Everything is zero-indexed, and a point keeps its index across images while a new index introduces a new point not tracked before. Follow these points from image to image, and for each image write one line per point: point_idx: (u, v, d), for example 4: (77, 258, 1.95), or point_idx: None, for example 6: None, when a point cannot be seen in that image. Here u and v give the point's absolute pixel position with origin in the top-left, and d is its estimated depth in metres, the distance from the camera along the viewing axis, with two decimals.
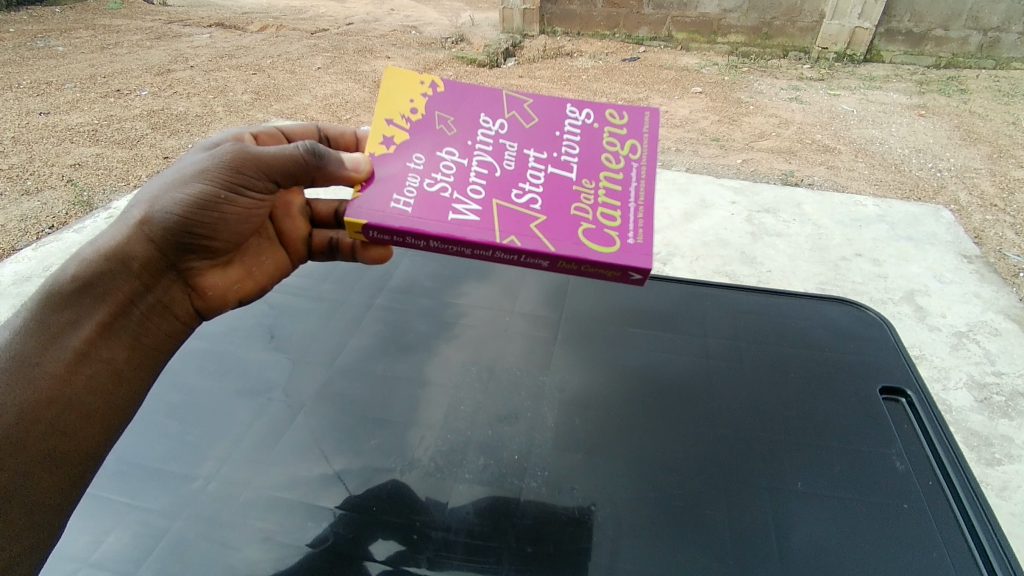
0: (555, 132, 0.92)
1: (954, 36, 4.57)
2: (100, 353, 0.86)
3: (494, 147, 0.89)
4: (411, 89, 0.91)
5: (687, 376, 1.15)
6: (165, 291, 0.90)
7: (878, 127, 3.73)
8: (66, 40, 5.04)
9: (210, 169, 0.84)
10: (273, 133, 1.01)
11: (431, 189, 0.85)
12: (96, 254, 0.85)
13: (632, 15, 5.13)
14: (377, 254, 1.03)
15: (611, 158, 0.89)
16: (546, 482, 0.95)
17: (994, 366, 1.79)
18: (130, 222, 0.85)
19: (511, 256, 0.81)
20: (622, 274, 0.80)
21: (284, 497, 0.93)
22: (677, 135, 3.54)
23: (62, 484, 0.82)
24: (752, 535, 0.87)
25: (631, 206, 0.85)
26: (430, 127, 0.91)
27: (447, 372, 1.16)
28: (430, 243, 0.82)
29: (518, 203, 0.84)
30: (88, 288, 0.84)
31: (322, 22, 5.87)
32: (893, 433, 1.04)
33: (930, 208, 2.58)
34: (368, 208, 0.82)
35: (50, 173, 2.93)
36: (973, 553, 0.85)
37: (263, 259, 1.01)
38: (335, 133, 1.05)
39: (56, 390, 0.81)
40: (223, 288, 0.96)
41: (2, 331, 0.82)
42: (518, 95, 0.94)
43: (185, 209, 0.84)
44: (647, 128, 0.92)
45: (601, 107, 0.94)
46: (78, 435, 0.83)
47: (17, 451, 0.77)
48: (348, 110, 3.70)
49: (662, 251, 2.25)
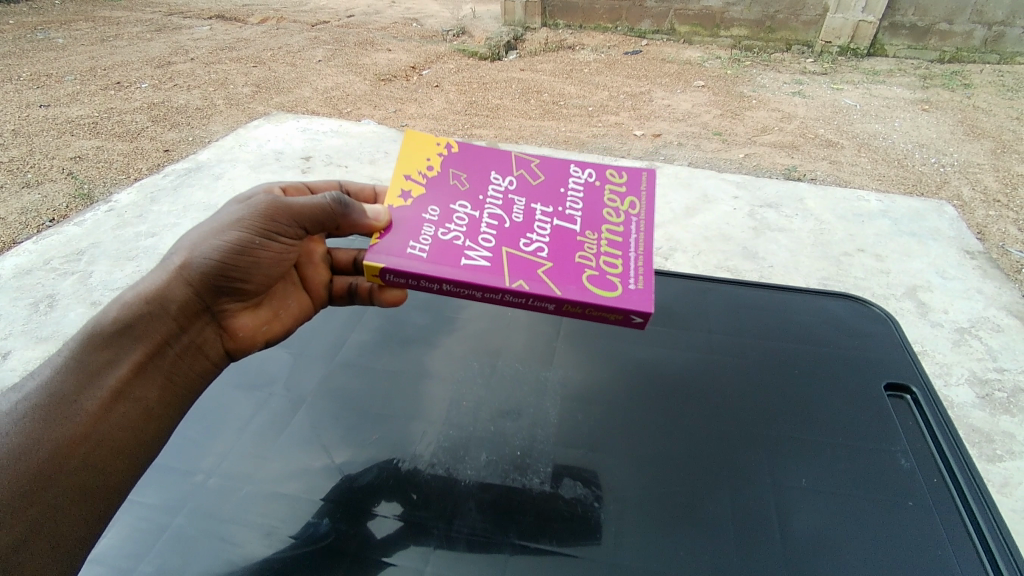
0: (559, 188, 0.92)
1: (959, 30, 4.52)
2: (134, 392, 0.83)
3: (503, 201, 0.89)
4: (428, 149, 0.93)
5: (687, 369, 1.15)
6: (199, 333, 0.89)
7: (881, 121, 3.71)
8: (66, 32, 5.02)
9: (246, 218, 0.85)
10: (300, 187, 1.00)
11: (446, 238, 0.85)
12: (137, 297, 0.85)
13: (634, 7, 5.09)
14: (395, 295, 1.00)
15: (612, 213, 0.89)
16: (548, 476, 0.95)
17: (996, 363, 1.78)
18: (168, 267, 0.85)
19: (521, 300, 0.80)
20: (624, 317, 0.79)
21: (284, 492, 0.93)
22: (679, 130, 3.53)
23: (90, 516, 0.78)
24: (755, 527, 0.87)
25: (632, 255, 0.84)
26: (443, 184, 0.91)
27: (448, 365, 1.16)
28: (443, 287, 0.81)
29: (526, 250, 0.83)
30: (127, 330, 0.83)
31: (323, 15, 5.83)
32: (898, 430, 1.03)
33: (933, 203, 2.57)
34: (387, 254, 0.82)
35: (50, 166, 2.92)
36: (979, 552, 0.84)
37: (289, 302, 0.98)
38: (355, 189, 1.03)
39: (90, 427, 0.78)
40: (253, 329, 0.94)
41: (44, 370, 0.81)
42: (526, 156, 0.95)
43: (222, 255, 0.84)
44: (645, 188, 0.92)
45: (602, 167, 0.95)
46: (109, 470, 0.80)
47: (48, 484, 0.74)
48: (349, 103, 3.68)
49: (664, 246, 2.25)
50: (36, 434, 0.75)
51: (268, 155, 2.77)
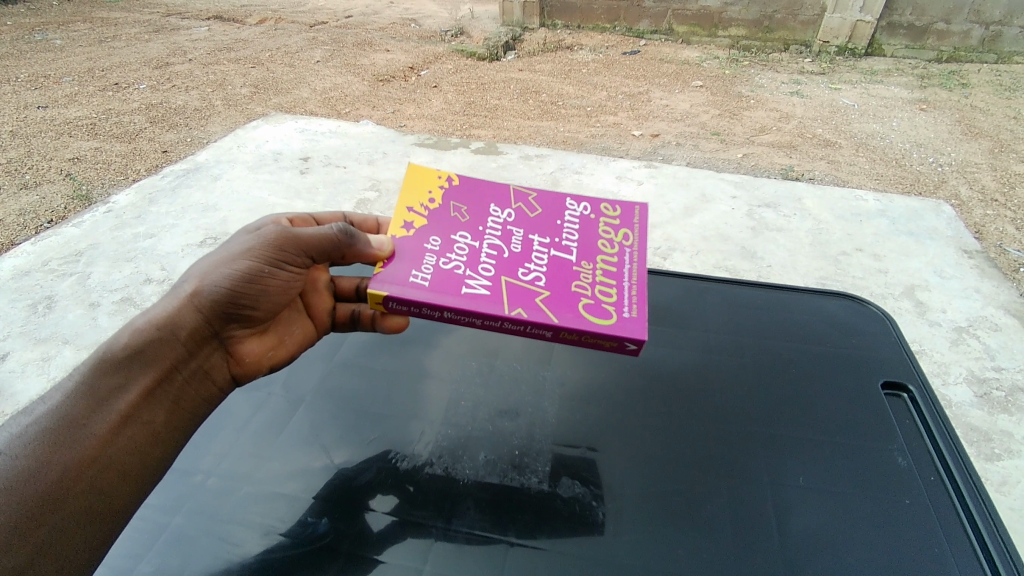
0: (556, 221, 0.93)
1: (956, 30, 4.53)
2: (141, 416, 0.81)
3: (502, 232, 0.91)
4: (429, 183, 0.95)
5: (686, 368, 1.16)
6: (207, 358, 0.87)
7: (879, 121, 3.72)
8: (64, 34, 5.01)
9: (256, 247, 0.85)
10: (307, 218, 1.00)
11: (446, 267, 0.86)
12: (147, 322, 0.83)
13: (632, 8, 5.10)
14: (396, 322, 1.01)
15: (606, 244, 0.90)
16: (547, 475, 0.95)
17: (994, 362, 1.79)
18: (179, 294, 0.84)
19: (520, 327, 0.80)
20: (618, 345, 0.79)
21: (282, 492, 0.93)
22: (677, 130, 3.53)
23: (95, 539, 0.75)
24: (753, 526, 0.87)
25: (626, 284, 0.85)
26: (444, 216, 0.92)
27: (447, 365, 1.16)
28: (444, 314, 0.81)
29: (524, 279, 0.84)
30: (136, 355, 0.81)
31: (321, 15, 5.83)
32: (895, 428, 1.04)
33: (931, 203, 2.58)
34: (390, 282, 0.83)
35: (48, 167, 2.92)
36: (976, 550, 0.84)
37: (294, 328, 0.97)
38: (359, 219, 1.03)
39: (98, 450, 0.76)
40: (259, 355, 0.93)
41: (54, 395, 0.79)
42: (523, 190, 0.97)
43: (232, 282, 0.84)
44: (638, 220, 0.93)
45: (596, 201, 0.96)
46: (115, 493, 0.77)
47: (55, 507, 0.72)
48: (348, 104, 3.68)
49: (662, 246, 2.25)
50: (45, 456, 0.74)
51: (266, 156, 2.77)
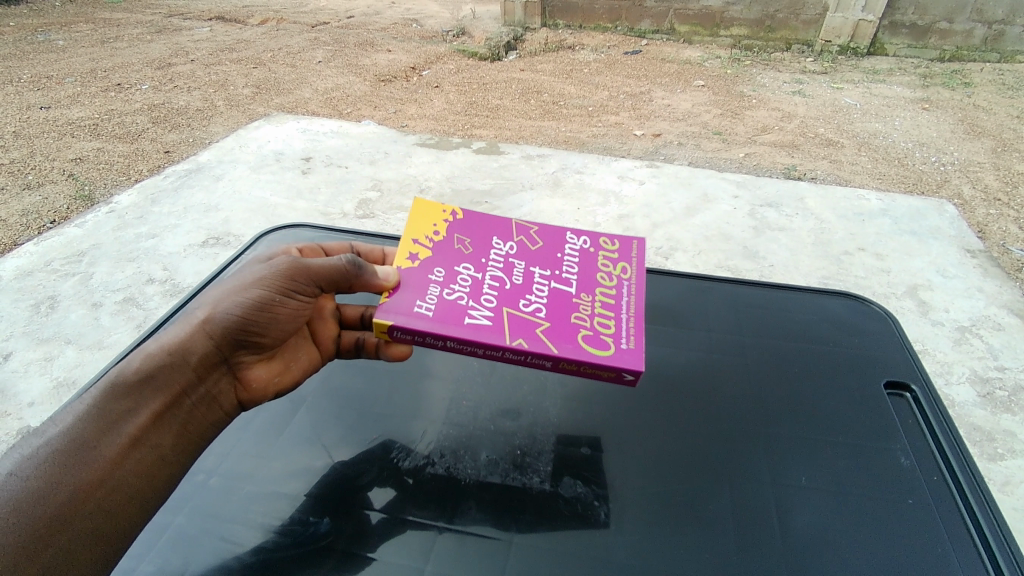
0: (556, 254, 0.95)
1: (958, 29, 4.52)
2: (151, 439, 0.81)
3: (504, 264, 0.91)
4: (434, 217, 0.97)
5: (689, 368, 1.15)
6: (215, 383, 0.87)
7: (881, 120, 3.71)
8: (67, 35, 5.03)
9: (267, 276, 0.84)
10: (316, 247, 1.00)
11: (450, 298, 0.86)
12: (159, 348, 0.83)
13: (634, 7, 5.09)
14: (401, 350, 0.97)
15: (605, 277, 0.92)
16: (548, 475, 0.95)
17: (997, 362, 1.78)
18: (192, 321, 0.85)
19: (520, 357, 0.80)
20: (616, 375, 0.78)
21: (284, 491, 0.93)
22: (679, 130, 3.53)
23: (98, 561, 0.74)
24: (755, 525, 0.87)
25: (624, 317, 0.85)
26: (448, 248, 0.94)
27: (448, 365, 1.16)
28: (447, 343, 0.81)
29: (525, 310, 0.84)
30: (148, 380, 0.82)
31: (323, 16, 5.84)
32: (898, 428, 1.03)
33: (933, 202, 2.57)
34: (395, 311, 0.83)
35: (50, 168, 2.92)
36: (979, 551, 0.84)
37: (300, 355, 0.96)
38: (365, 250, 1.02)
39: (106, 473, 0.76)
40: (266, 381, 0.92)
41: (64, 417, 0.78)
42: (525, 224, 0.99)
43: (243, 311, 0.83)
44: (636, 254, 0.96)
45: (595, 235, 0.98)
46: (120, 514, 0.77)
47: (63, 528, 0.72)
48: (349, 104, 3.69)
49: (664, 245, 2.25)
50: (55, 478, 0.73)
51: (268, 156, 2.77)
